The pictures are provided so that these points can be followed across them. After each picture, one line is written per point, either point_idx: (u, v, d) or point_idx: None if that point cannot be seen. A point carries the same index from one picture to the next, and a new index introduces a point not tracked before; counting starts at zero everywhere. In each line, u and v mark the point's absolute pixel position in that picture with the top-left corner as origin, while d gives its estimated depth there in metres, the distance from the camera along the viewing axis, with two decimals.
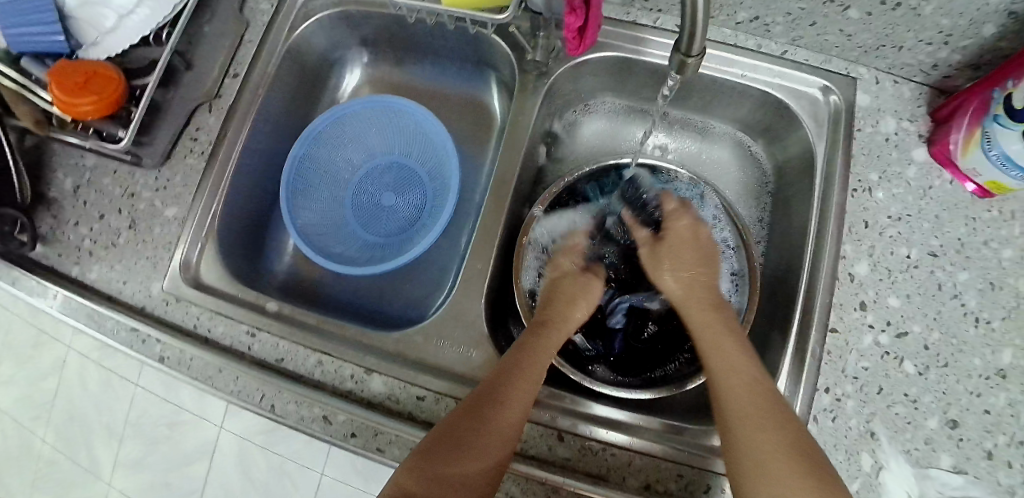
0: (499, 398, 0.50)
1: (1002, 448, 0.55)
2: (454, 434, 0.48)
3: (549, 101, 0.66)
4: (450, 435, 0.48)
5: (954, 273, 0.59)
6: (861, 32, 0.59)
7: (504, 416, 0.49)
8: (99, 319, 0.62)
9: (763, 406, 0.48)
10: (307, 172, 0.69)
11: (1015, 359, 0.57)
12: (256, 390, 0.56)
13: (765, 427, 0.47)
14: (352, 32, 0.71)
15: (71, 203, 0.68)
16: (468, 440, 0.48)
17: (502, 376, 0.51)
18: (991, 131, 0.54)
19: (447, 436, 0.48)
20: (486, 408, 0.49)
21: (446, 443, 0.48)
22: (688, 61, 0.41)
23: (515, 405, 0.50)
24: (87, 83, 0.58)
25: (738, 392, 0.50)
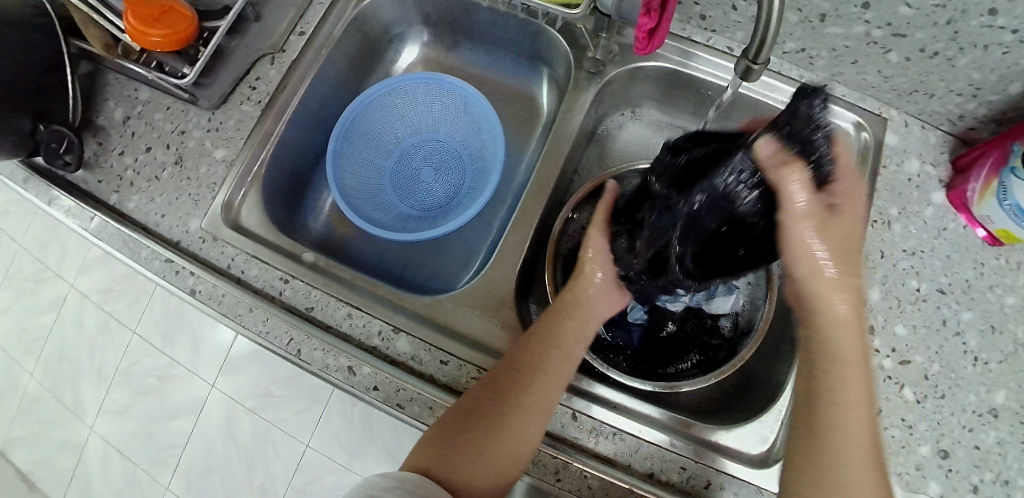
0: (527, 381, 0.52)
1: (987, 483, 0.58)
2: (483, 413, 0.51)
3: (598, 100, 0.69)
4: (479, 413, 0.51)
5: (958, 311, 0.62)
6: (897, 76, 0.63)
7: (531, 401, 0.51)
8: (135, 247, 0.63)
9: (858, 429, 0.46)
10: (356, 136, 0.72)
11: (1008, 400, 0.60)
12: (284, 333, 0.58)
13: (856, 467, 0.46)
14: (417, 10, 0.74)
15: (119, 132, 0.70)
16: (498, 422, 0.51)
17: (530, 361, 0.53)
18: (1007, 182, 0.58)
19: (476, 415, 0.51)
20: (515, 392, 0.52)
21: (476, 420, 0.51)
22: (754, 67, 0.45)
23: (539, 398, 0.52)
24: (162, 16, 0.61)
25: (836, 413, 0.47)
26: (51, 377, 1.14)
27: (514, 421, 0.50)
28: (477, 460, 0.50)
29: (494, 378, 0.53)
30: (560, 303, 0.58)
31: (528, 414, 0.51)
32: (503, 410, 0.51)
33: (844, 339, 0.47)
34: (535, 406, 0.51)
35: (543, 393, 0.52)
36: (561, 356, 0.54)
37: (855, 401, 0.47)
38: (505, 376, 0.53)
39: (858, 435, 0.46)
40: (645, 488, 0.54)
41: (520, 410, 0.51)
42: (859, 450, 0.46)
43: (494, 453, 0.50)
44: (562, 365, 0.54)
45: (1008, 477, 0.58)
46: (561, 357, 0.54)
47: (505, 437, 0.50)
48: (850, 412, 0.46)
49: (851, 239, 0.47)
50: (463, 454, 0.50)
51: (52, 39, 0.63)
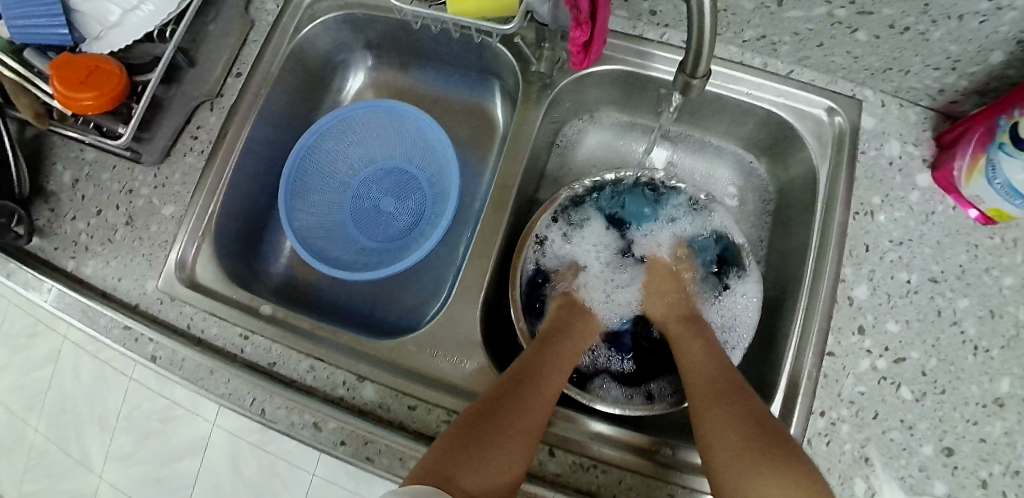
0: (534, 382, 0.53)
1: (997, 478, 0.55)
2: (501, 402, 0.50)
3: (553, 111, 0.65)
4: (489, 411, 0.49)
5: (953, 299, 0.59)
6: (868, 55, 0.59)
7: (537, 402, 0.51)
8: (93, 316, 0.62)
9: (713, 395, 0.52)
10: (307, 174, 0.69)
11: (1013, 389, 0.57)
12: (247, 394, 0.56)
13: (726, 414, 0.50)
14: (357, 35, 0.71)
15: (69, 196, 0.68)
16: (506, 420, 0.49)
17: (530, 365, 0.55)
18: (996, 159, 0.54)
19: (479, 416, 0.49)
20: (525, 392, 0.51)
21: (488, 417, 0.49)
22: (692, 82, 0.41)
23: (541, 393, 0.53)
24: (87, 78, 0.58)
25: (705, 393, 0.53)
26: (55, 430, 1.14)
27: (520, 419, 0.49)
28: (483, 464, 0.46)
29: (502, 382, 0.52)
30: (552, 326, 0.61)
31: (533, 415, 0.50)
32: (512, 407, 0.50)
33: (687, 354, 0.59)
34: (539, 407, 0.51)
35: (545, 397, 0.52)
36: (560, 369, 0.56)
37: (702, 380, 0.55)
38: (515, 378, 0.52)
39: (714, 398, 0.52)
40: None
41: (526, 408, 0.50)
42: (715, 411, 0.50)
43: (500, 450, 0.47)
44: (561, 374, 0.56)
45: (1019, 470, 0.55)
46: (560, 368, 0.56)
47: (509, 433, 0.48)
48: (699, 387, 0.54)
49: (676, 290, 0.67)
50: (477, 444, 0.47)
51: None
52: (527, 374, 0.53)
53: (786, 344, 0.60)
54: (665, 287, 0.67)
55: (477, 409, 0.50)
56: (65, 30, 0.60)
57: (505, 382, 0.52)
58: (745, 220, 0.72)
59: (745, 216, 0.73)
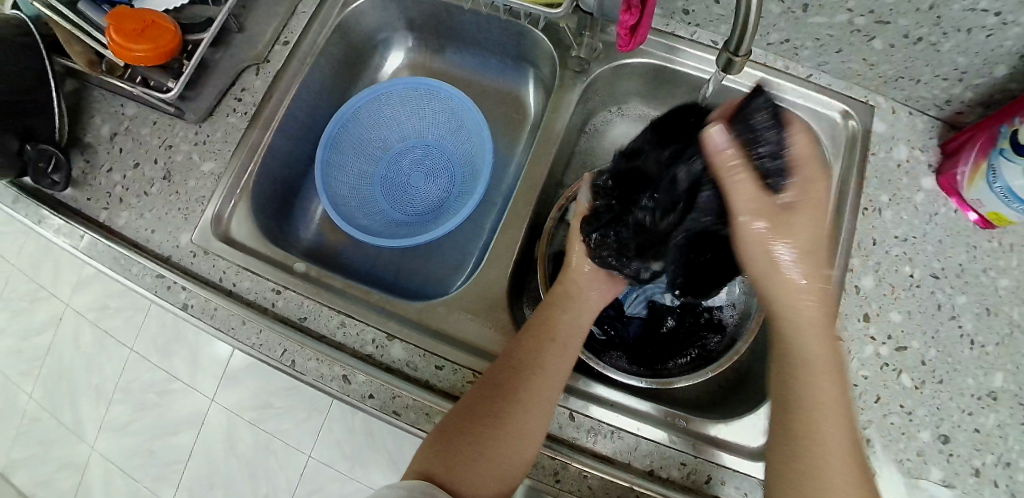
0: (531, 373, 0.52)
1: (989, 466, 0.58)
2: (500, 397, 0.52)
3: (585, 99, 0.69)
4: (484, 411, 0.51)
5: (953, 295, 0.62)
6: (883, 63, 0.63)
7: (534, 398, 0.51)
8: (125, 264, 0.63)
9: (835, 418, 0.46)
10: (343, 143, 0.71)
11: (1006, 382, 0.60)
12: (278, 344, 0.57)
13: (832, 442, 0.45)
14: (400, 15, 0.74)
15: (106, 149, 0.69)
16: (503, 420, 0.50)
17: (528, 351, 0.54)
18: (996, 164, 0.58)
19: (479, 416, 0.51)
20: (519, 386, 0.52)
21: (486, 418, 0.51)
22: (735, 59, 0.45)
23: (543, 376, 0.52)
24: (144, 31, 0.60)
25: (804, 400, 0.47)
26: (50, 396, 1.13)
27: (517, 418, 0.50)
28: (489, 464, 0.49)
29: (495, 380, 0.53)
30: (554, 298, 0.59)
31: (530, 410, 0.51)
32: (507, 407, 0.51)
33: (814, 342, 0.47)
34: (539, 400, 0.51)
35: (542, 385, 0.52)
36: (560, 346, 0.55)
37: (817, 395, 0.46)
38: (508, 375, 0.53)
39: (833, 418, 0.46)
40: (644, 485, 0.53)
41: (524, 405, 0.51)
42: (830, 439, 0.45)
43: (503, 452, 0.50)
44: (564, 355, 0.54)
45: (1010, 460, 0.58)
46: (562, 348, 0.55)
47: (510, 432, 0.50)
48: (822, 412, 0.46)
49: (811, 222, 0.48)
50: (478, 446, 0.50)
51: (34, 58, 0.63)
52: (524, 363, 0.53)
53: None
54: (801, 228, 0.48)
55: (469, 411, 0.52)
56: None
57: (499, 378, 0.53)
58: None
59: None
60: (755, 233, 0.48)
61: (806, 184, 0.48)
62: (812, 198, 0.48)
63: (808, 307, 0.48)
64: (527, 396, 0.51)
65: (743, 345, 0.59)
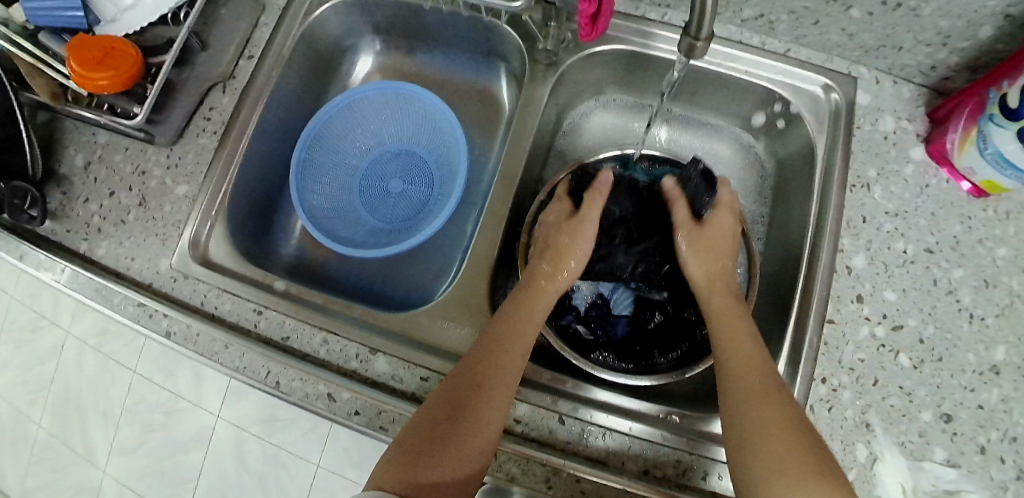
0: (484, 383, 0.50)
1: (995, 443, 0.56)
2: (463, 387, 0.50)
3: (557, 92, 0.67)
4: (445, 405, 0.49)
5: (949, 269, 0.60)
6: (862, 32, 0.61)
7: (496, 386, 0.50)
8: (107, 295, 0.62)
9: (759, 386, 0.49)
10: (317, 154, 0.71)
11: (1008, 355, 0.58)
12: (261, 367, 0.57)
13: (759, 411, 0.47)
14: (366, 19, 0.72)
15: (81, 179, 0.69)
16: (451, 432, 0.47)
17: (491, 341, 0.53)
18: (986, 130, 0.55)
19: (440, 410, 0.49)
20: (472, 398, 0.49)
21: (435, 431, 0.47)
22: (697, 44, 0.42)
23: (509, 365, 0.51)
24: (104, 58, 0.59)
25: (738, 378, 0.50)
26: (59, 423, 1.15)
27: (478, 409, 0.48)
28: (450, 459, 0.46)
29: (447, 390, 0.50)
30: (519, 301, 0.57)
31: (478, 421, 0.48)
32: (468, 398, 0.49)
33: (726, 332, 0.54)
34: (500, 388, 0.50)
35: (493, 396, 0.49)
36: (522, 341, 0.53)
37: (742, 371, 0.50)
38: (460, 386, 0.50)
39: (762, 390, 0.48)
40: (640, 486, 0.52)
41: (472, 415, 0.48)
42: (762, 408, 0.47)
43: (461, 445, 0.47)
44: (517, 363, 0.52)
45: (1016, 435, 0.56)
46: (516, 356, 0.52)
47: (457, 445, 0.47)
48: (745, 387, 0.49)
49: (726, 234, 0.61)
50: (440, 443, 0.47)
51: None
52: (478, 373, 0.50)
53: (788, 315, 0.61)
54: (721, 244, 0.61)
55: (431, 409, 0.49)
56: (81, 12, 0.61)
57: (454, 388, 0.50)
58: (744, 199, 0.74)
59: (746, 195, 0.74)
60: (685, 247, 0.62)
61: (720, 221, 0.62)
62: (724, 226, 0.62)
63: (741, 321, 0.54)
64: (490, 384, 0.50)
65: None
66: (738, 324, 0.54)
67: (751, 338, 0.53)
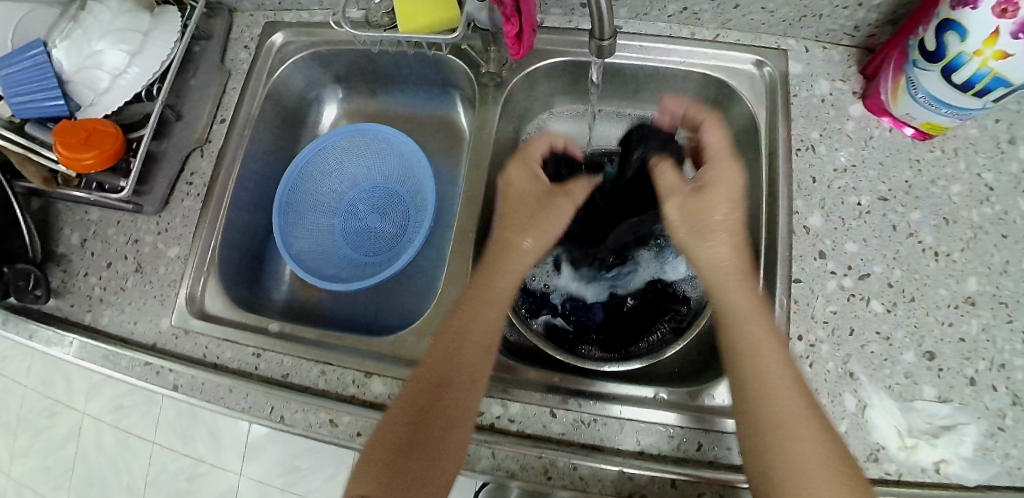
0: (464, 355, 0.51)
1: (983, 373, 0.58)
2: (437, 396, 0.50)
3: (507, 112, 0.72)
4: (418, 422, 0.49)
5: (907, 213, 0.63)
6: (782, 7, 0.64)
7: (464, 388, 0.50)
8: (115, 358, 0.66)
9: (787, 400, 0.45)
10: (297, 202, 0.74)
11: (980, 285, 0.60)
12: (265, 404, 0.59)
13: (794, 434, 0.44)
14: (324, 71, 0.77)
15: (80, 255, 0.73)
16: (437, 428, 0.49)
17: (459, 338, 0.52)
18: (913, 76, 0.58)
19: (414, 422, 0.49)
20: (448, 390, 0.50)
21: (419, 438, 0.48)
22: (603, 44, 0.47)
23: (477, 360, 0.52)
24: (90, 139, 0.64)
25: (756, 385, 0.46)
26: None
27: (454, 414, 0.49)
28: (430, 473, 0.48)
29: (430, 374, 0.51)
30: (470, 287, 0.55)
31: (445, 456, 0.48)
32: (439, 409, 0.49)
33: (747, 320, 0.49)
34: (467, 392, 0.50)
35: (455, 422, 0.49)
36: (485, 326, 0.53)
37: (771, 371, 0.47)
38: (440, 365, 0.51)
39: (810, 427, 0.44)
40: (635, 465, 0.54)
41: (442, 448, 0.48)
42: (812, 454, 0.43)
43: (437, 457, 0.48)
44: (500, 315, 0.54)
45: (1001, 361, 0.58)
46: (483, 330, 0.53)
47: (440, 443, 0.48)
48: (780, 403, 0.45)
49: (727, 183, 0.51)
50: (423, 464, 0.48)
51: None
52: (450, 354, 0.51)
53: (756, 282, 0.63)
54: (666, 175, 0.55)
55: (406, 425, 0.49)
56: (61, 100, 0.65)
57: (426, 378, 0.51)
58: None
59: None
60: (680, 225, 0.51)
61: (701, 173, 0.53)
62: (721, 175, 0.52)
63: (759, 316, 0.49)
64: (459, 388, 0.50)
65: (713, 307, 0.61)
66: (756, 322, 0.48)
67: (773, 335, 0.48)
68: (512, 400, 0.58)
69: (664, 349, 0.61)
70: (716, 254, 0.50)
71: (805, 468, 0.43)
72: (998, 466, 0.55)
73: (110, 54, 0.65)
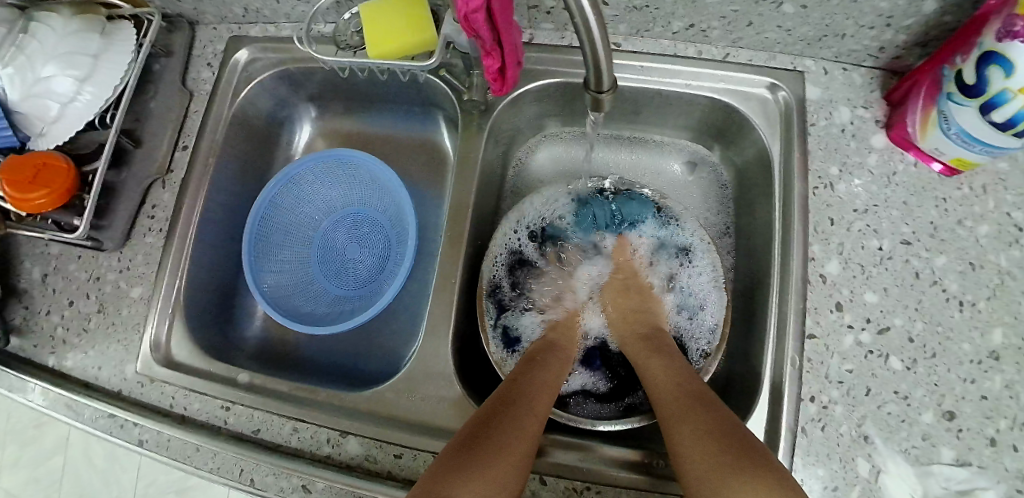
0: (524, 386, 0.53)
1: (1006, 433, 0.53)
2: (503, 412, 0.49)
3: (494, 138, 0.66)
4: (482, 431, 0.47)
5: (931, 258, 0.57)
6: (800, 26, 0.58)
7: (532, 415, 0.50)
8: (76, 408, 0.61)
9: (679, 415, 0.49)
10: (270, 234, 0.70)
11: (1007, 338, 0.55)
12: (235, 464, 0.56)
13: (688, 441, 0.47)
14: (299, 90, 0.71)
15: (40, 292, 0.68)
16: (498, 436, 0.47)
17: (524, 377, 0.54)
18: (947, 110, 0.52)
19: (480, 431, 0.47)
20: (512, 412, 0.49)
21: (479, 442, 0.46)
22: (600, 96, 0.42)
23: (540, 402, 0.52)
24: (38, 177, 0.58)
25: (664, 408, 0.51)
26: None
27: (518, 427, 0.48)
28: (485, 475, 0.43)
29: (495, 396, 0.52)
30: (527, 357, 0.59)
31: (503, 461, 0.45)
32: (505, 421, 0.48)
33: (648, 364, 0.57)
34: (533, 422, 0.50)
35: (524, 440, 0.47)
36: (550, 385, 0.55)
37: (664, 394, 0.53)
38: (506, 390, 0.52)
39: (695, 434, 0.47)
40: None
41: (502, 453, 0.46)
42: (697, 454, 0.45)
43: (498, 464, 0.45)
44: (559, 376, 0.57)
45: None
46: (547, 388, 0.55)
47: (502, 455, 0.45)
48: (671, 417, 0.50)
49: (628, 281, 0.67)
50: (478, 464, 0.44)
51: None
52: (513, 388, 0.52)
53: (765, 335, 0.59)
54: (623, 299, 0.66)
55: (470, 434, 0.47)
56: (9, 131, 0.60)
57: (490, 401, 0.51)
58: (708, 212, 0.71)
59: (707, 211, 0.71)
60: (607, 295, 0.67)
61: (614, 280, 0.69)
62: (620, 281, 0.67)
63: (656, 360, 0.57)
64: (526, 413, 0.50)
65: (711, 365, 0.59)
66: (654, 366, 0.56)
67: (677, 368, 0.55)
68: None
69: None
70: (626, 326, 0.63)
71: (679, 447, 0.47)
72: None
73: (58, 81, 0.58)
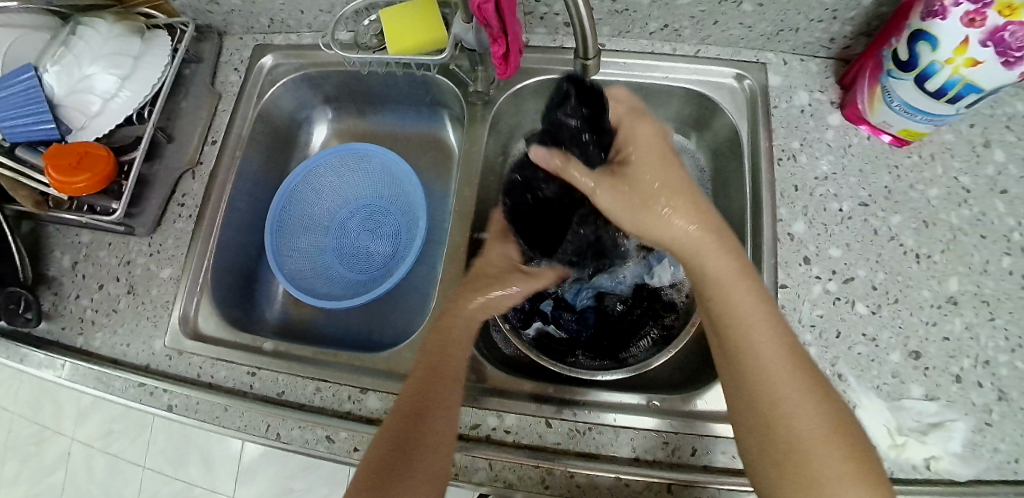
0: (447, 365, 0.54)
1: (969, 370, 0.58)
2: (421, 409, 0.51)
3: (495, 128, 0.74)
4: (401, 437, 0.50)
5: (886, 218, 0.64)
6: (759, 22, 0.67)
7: (445, 402, 0.52)
8: (107, 381, 0.65)
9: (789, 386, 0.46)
10: (289, 221, 0.75)
11: (962, 285, 0.61)
12: (260, 421, 0.59)
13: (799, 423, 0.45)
14: (316, 92, 0.79)
15: (69, 278, 0.71)
16: (418, 439, 0.50)
17: (443, 356, 0.55)
18: (888, 86, 0.61)
19: (399, 436, 0.50)
20: (428, 407, 0.51)
21: (399, 449, 0.50)
22: (588, 63, 0.52)
23: (454, 384, 0.54)
24: (80, 163, 0.63)
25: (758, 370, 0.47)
26: None
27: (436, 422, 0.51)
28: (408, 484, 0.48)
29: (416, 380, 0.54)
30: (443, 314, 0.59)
31: (426, 462, 0.49)
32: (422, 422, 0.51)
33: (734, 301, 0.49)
34: (446, 410, 0.52)
35: (440, 431, 0.51)
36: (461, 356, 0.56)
37: (763, 354, 0.47)
38: (425, 372, 0.54)
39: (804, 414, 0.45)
40: (631, 471, 0.54)
41: (425, 453, 0.50)
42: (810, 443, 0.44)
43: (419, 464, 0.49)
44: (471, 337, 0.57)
45: (987, 359, 0.59)
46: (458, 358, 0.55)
47: (422, 455, 0.49)
48: (774, 386, 0.46)
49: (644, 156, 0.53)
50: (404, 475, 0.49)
51: None
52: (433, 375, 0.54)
53: None
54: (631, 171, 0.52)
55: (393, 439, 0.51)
56: (52, 124, 0.65)
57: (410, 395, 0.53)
58: None
59: None
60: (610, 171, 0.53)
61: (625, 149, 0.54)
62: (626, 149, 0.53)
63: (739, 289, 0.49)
64: (439, 403, 0.52)
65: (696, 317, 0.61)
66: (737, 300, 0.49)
67: (765, 315, 0.49)
68: (506, 411, 0.58)
69: (651, 360, 0.61)
70: (679, 225, 0.51)
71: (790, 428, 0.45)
72: (986, 461, 0.55)
73: (101, 79, 0.65)
